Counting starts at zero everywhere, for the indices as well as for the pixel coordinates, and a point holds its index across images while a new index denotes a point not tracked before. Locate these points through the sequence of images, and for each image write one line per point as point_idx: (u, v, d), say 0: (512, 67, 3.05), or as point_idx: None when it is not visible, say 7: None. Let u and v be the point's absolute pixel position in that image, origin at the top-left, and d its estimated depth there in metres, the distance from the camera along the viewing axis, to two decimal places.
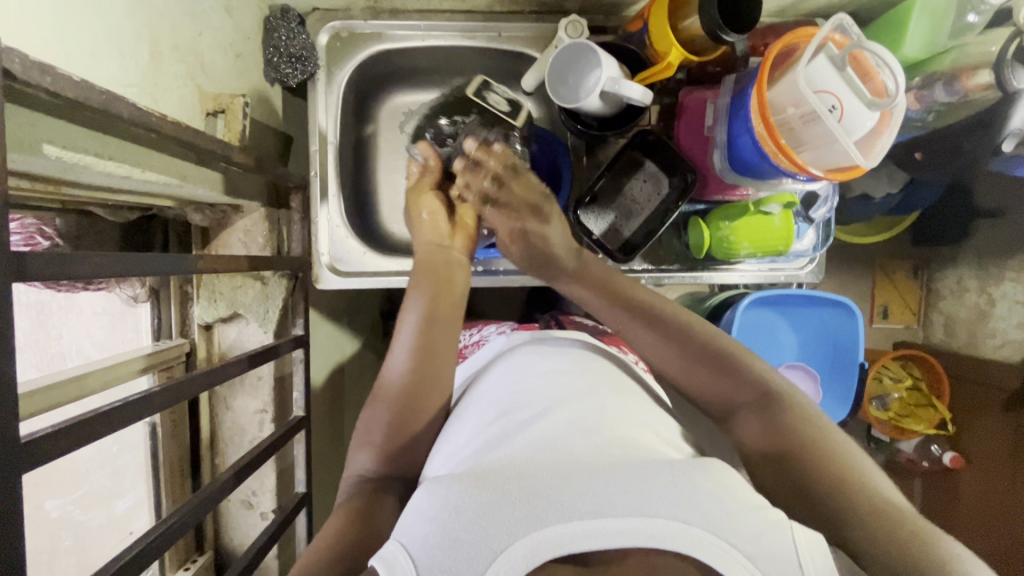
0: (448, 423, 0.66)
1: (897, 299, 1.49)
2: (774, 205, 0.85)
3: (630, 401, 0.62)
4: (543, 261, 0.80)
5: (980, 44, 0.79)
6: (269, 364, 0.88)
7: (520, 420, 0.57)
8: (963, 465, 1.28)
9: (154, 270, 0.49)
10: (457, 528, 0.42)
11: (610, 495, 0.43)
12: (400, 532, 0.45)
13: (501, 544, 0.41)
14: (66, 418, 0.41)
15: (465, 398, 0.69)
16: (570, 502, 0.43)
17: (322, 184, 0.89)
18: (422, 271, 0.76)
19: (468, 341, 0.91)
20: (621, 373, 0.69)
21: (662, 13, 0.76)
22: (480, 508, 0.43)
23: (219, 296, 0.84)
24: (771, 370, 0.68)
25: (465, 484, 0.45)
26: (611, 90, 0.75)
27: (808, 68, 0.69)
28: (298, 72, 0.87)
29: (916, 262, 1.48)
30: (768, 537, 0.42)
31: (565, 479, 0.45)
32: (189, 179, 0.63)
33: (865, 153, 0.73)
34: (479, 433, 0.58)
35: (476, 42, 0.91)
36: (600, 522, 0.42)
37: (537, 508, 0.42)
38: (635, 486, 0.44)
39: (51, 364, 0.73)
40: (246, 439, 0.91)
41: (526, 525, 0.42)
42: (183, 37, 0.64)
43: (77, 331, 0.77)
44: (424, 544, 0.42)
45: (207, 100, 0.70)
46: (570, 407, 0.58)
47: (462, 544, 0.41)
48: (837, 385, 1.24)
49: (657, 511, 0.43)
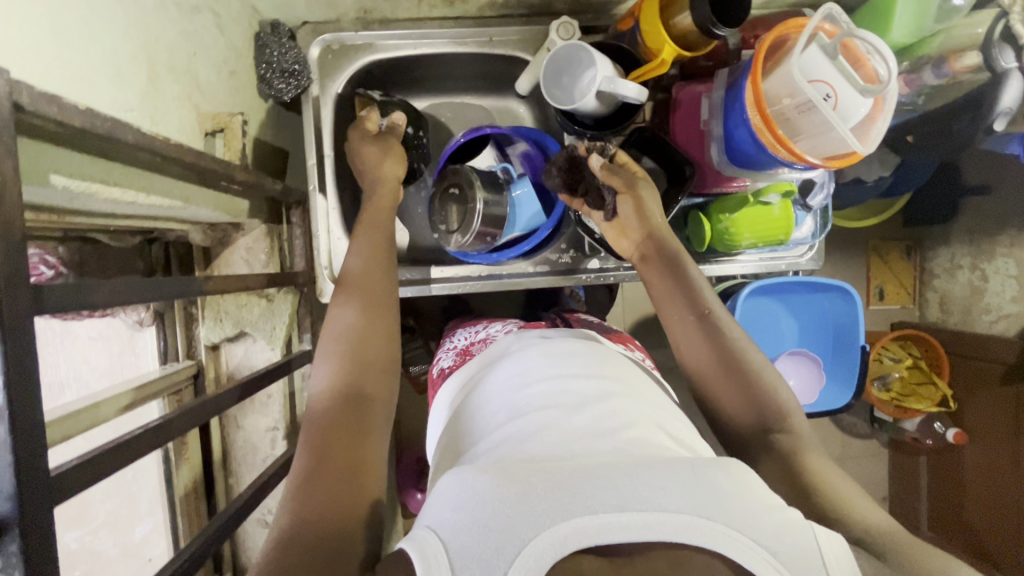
0: (459, 426, 0.66)
1: (891, 280, 1.52)
2: (773, 196, 0.87)
3: (643, 403, 0.62)
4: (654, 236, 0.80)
5: (968, 26, 0.79)
6: (279, 381, 0.87)
7: (536, 413, 0.58)
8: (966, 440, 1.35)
9: (167, 294, 0.50)
10: (484, 515, 0.42)
11: (633, 491, 0.44)
12: (425, 520, 0.45)
13: (529, 533, 0.41)
14: (85, 452, 0.40)
15: (475, 396, 0.68)
16: (593, 498, 0.43)
17: (320, 197, 0.88)
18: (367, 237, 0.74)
19: (475, 338, 0.89)
20: (635, 372, 0.70)
21: (653, 11, 0.76)
22: (508, 499, 0.43)
23: (224, 315, 0.84)
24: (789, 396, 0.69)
25: (490, 475, 0.45)
26: (607, 89, 0.75)
27: (800, 57, 0.70)
28: (291, 87, 0.87)
29: (909, 242, 1.52)
30: (792, 536, 0.43)
31: (589, 475, 0.45)
32: (191, 201, 0.63)
33: (860, 139, 0.74)
34: (493, 438, 0.59)
35: (467, 48, 0.91)
36: (625, 515, 0.42)
37: (562, 502, 0.43)
38: (660, 480, 0.45)
39: (51, 393, 0.68)
40: (258, 458, 0.90)
41: (552, 515, 0.42)
42: (178, 57, 0.63)
43: (75, 356, 0.72)
44: (452, 528, 0.42)
45: (205, 120, 0.69)
46: (587, 407, 0.58)
47: (491, 532, 0.41)
48: (839, 370, 1.32)
49: (683, 508, 0.43)
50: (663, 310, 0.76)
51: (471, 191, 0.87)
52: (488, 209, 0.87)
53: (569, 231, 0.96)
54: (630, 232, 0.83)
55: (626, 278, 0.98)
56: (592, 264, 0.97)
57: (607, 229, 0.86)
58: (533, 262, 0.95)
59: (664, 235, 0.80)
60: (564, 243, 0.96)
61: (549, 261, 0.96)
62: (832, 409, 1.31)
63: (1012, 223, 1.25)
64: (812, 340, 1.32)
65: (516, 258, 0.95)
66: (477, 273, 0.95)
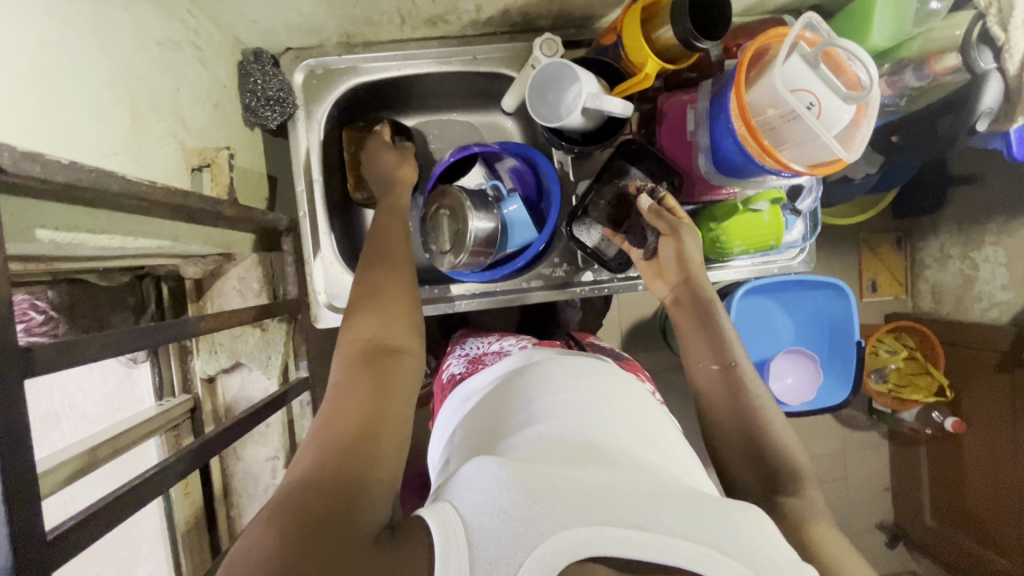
0: (473, 424, 0.69)
1: (883, 272, 1.54)
2: (763, 203, 0.86)
3: (660, 436, 0.65)
4: (693, 284, 0.83)
5: (946, 28, 0.79)
6: (277, 411, 0.86)
7: (560, 421, 0.61)
8: (964, 428, 1.36)
9: (160, 338, 0.50)
10: (508, 505, 0.44)
11: (654, 516, 0.46)
12: (448, 497, 0.47)
13: (547, 529, 0.43)
14: (88, 506, 0.40)
15: (494, 398, 0.71)
16: (616, 512, 0.46)
17: (312, 223, 0.88)
18: (370, 250, 0.70)
19: (488, 349, 0.90)
20: (644, 396, 0.73)
21: (634, 25, 0.76)
22: (532, 494, 0.45)
23: (219, 347, 0.83)
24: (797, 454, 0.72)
25: (516, 469, 0.47)
26: (592, 106, 0.75)
27: (782, 67, 0.71)
28: (277, 114, 0.87)
29: (900, 234, 1.54)
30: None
31: (615, 492, 0.48)
32: (181, 239, 0.62)
33: (846, 145, 0.74)
34: (513, 436, 0.61)
35: (452, 68, 0.92)
36: (644, 535, 0.44)
37: (583, 507, 0.45)
38: (681, 513, 0.47)
39: (46, 424, 0.67)
40: (260, 488, 0.89)
41: (573, 519, 0.44)
42: (161, 95, 0.62)
43: (69, 385, 0.70)
44: (475, 509, 0.44)
45: (191, 155, 0.68)
46: (610, 427, 0.61)
47: (513, 521, 0.43)
48: (836, 364, 1.34)
49: (703, 540, 0.45)
50: (686, 342, 0.81)
51: (462, 213, 0.85)
52: (482, 231, 0.85)
53: (561, 245, 0.96)
54: (666, 275, 0.85)
55: (621, 288, 0.98)
56: (586, 276, 0.98)
57: (643, 268, 0.88)
58: (527, 277, 0.96)
59: (701, 283, 0.83)
60: (557, 257, 0.97)
61: (542, 276, 0.97)
62: (829, 406, 1.33)
63: (999, 211, 1.27)
64: (807, 337, 1.35)
65: (512, 274, 0.95)
66: (471, 292, 0.96)
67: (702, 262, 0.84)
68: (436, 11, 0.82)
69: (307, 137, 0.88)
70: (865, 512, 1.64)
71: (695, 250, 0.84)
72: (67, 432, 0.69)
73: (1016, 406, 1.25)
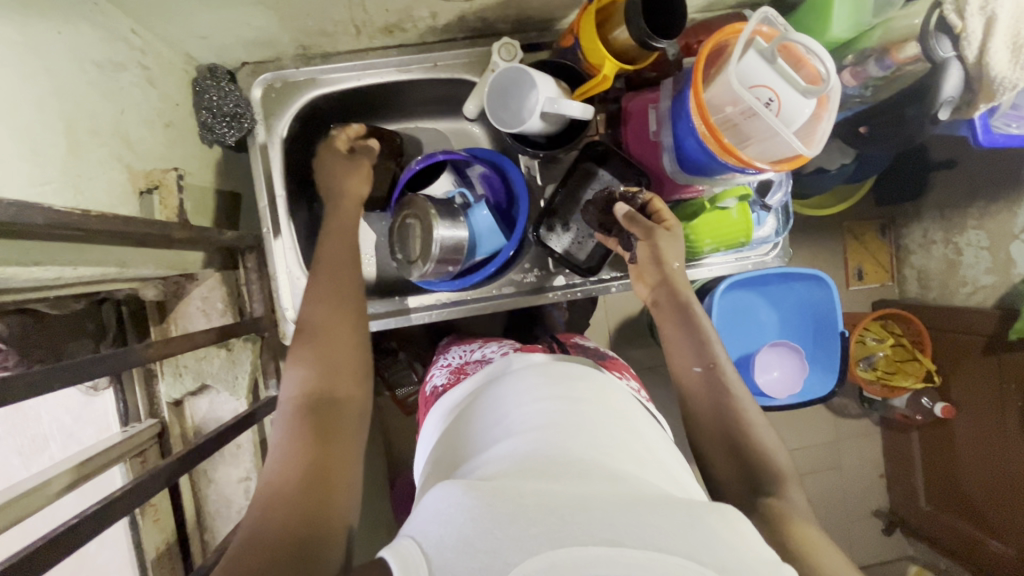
0: (453, 439, 0.68)
1: (869, 260, 1.54)
2: (728, 200, 0.85)
3: (638, 438, 0.64)
4: (672, 285, 0.82)
5: (905, 17, 0.79)
6: (247, 431, 0.85)
7: (531, 434, 0.60)
8: (954, 413, 1.36)
9: (99, 371, 0.50)
10: (473, 536, 0.44)
11: (626, 527, 0.46)
12: (415, 532, 0.48)
13: (514, 559, 0.43)
14: (18, 551, 0.42)
15: (474, 410, 0.70)
16: (586, 528, 0.45)
17: (276, 238, 0.86)
18: (319, 285, 0.69)
19: (470, 358, 0.89)
20: (624, 398, 0.72)
21: (590, 26, 0.75)
22: (498, 519, 0.45)
23: (184, 369, 0.82)
24: (781, 447, 0.73)
25: (479, 494, 0.47)
26: (551, 110, 0.75)
27: (739, 64, 0.70)
28: (235, 129, 0.85)
29: (883, 221, 1.54)
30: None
31: (585, 505, 0.47)
32: (129, 264, 0.61)
33: (807, 140, 0.73)
34: (489, 454, 0.61)
35: (413, 75, 0.90)
36: (615, 551, 0.44)
37: (552, 529, 0.45)
38: (653, 521, 0.46)
39: (34, 446, 0.77)
40: (233, 511, 0.87)
41: (540, 543, 0.44)
42: (103, 118, 0.61)
43: (53, 409, 0.77)
44: (438, 546, 0.45)
45: (138, 178, 0.67)
46: (585, 433, 0.60)
47: (478, 552, 0.44)
48: (821, 356, 1.34)
49: (675, 549, 0.45)
50: (668, 345, 0.81)
51: (426, 220, 0.83)
52: (449, 239, 0.84)
53: (532, 250, 0.95)
54: (647, 278, 0.84)
55: (595, 290, 0.96)
56: (558, 281, 0.96)
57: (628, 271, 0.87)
58: (499, 285, 0.95)
59: (679, 283, 0.82)
60: (527, 263, 0.95)
61: (513, 282, 0.95)
62: (815, 398, 1.32)
63: (982, 196, 1.31)
64: (791, 329, 1.35)
65: (481, 283, 0.94)
66: (442, 300, 0.95)
67: (680, 258, 0.83)
68: (391, 19, 0.81)
69: (268, 150, 0.87)
70: (860, 500, 1.63)
71: (673, 247, 0.82)
72: (53, 451, 0.77)
73: (1004, 390, 1.24)
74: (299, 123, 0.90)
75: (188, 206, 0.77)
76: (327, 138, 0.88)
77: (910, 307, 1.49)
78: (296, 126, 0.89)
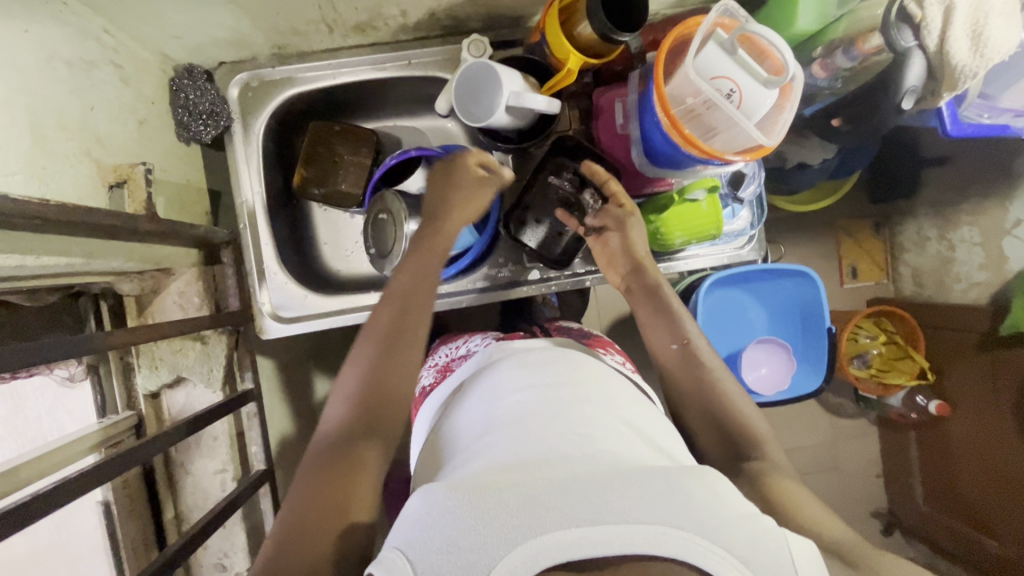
0: (442, 437, 0.69)
1: (864, 258, 1.53)
2: (698, 191, 0.85)
3: (628, 416, 0.65)
4: (641, 268, 0.84)
5: (868, 9, 0.80)
6: (222, 423, 0.86)
7: (514, 427, 0.60)
8: (950, 411, 1.35)
9: (54, 354, 0.51)
10: (456, 535, 0.44)
11: (605, 503, 0.45)
12: (396, 539, 0.47)
13: (499, 553, 0.43)
14: None
15: (461, 403, 0.71)
16: (569, 509, 0.45)
17: (251, 233, 0.89)
18: (410, 282, 0.75)
19: (455, 355, 0.89)
20: (614, 381, 0.72)
21: (555, 23, 0.76)
22: (478, 514, 0.45)
23: (160, 361, 0.83)
24: (760, 418, 0.75)
25: (458, 493, 0.47)
26: (516, 104, 0.76)
27: (698, 59, 0.71)
28: (211, 127, 0.87)
29: (878, 219, 1.52)
30: (763, 546, 0.44)
31: (564, 487, 0.47)
32: (96, 256, 0.63)
33: (770, 129, 0.74)
34: (472, 449, 0.61)
35: (387, 73, 0.92)
36: (596, 529, 0.43)
37: (534, 516, 0.44)
38: (633, 493, 0.46)
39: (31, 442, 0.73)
40: (208, 502, 0.88)
41: (523, 532, 0.43)
42: (71, 113, 0.63)
43: (54, 404, 0.77)
44: (423, 549, 0.44)
45: (105, 172, 0.68)
46: (567, 417, 0.60)
47: (460, 550, 0.43)
48: (810, 351, 1.34)
49: (653, 518, 0.44)
50: (643, 325, 0.83)
51: (397, 216, 0.85)
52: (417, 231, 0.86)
53: (505, 245, 0.96)
54: (617, 265, 0.87)
55: (569, 284, 0.98)
56: (532, 275, 0.97)
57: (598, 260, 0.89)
58: (473, 278, 0.96)
59: (648, 266, 0.84)
60: (501, 258, 0.97)
61: (487, 276, 0.97)
62: (804, 394, 1.31)
63: (974, 190, 1.29)
64: (779, 325, 1.35)
65: (451, 278, 0.95)
66: None
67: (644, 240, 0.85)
68: (362, 17, 0.82)
69: (246, 146, 0.88)
70: (858, 501, 1.61)
71: (637, 229, 0.85)
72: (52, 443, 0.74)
73: (1000, 385, 1.24)
74: (276, 120, 0.91)
75: (156, 199, 0.78)
76: (451, 159, 0.83)
77: (905, 305, 1.47)
78: (272, 123, 0.91)
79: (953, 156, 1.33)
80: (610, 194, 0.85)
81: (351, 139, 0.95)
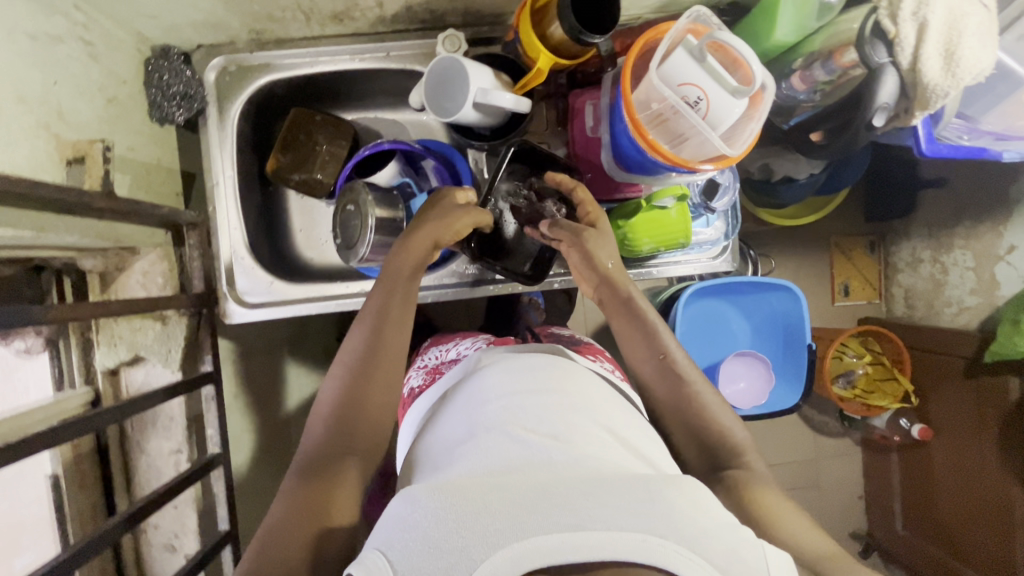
0: (425, 442, 0.67)
1: (856, 276, 1.52)
2: (666, 199, 0.85)
3: (610, 426, 0.64)
4: (612, 284, 0.81)
5: (845, 22, 0.78)
6: (177, 403, 0.88)
7: (499, 435, 0.59)
8: (932, 435, 1.33)
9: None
10: (438, 536, 0.42)
11: (587, 509, 0.43)
12: (377, 541, 0.45)
13: (480, 555, 0.41)
14: None
15: (445, 407, 0.70)
16: (553, 513, 0.43)
17: (218, 216, 0.89)
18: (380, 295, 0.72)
19: (445, 358, 0.88)
20: (598, 390, 0.71)
21: (526, 22, 0.76)
22: (458, 515, 0.43)
23: (118, 339, 0.85)
24: (739, 428, 0.74)
25: (438, 495, 0.45)
26: (483, 101, 0.75)
27: (665, 65, 0.70)
28: (184, 109, 0.88)
29: (872, 237, 1.51)
30: (741, 555, 0.43)
31: (547, 492, 0.45)
32: (47, 230, 0.64)
33: (737, 137, 0.73)
34: (454, 456, 0.59)
35: (366, 63, 0.92)
36: (580, 535, 0.41)
37: (514, 518, 0.42)
38: (611, 501, 0.44)
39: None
40: (160, 481, 0.89)
41: (506, 535, 0.41)
42: (31, 88, 0.63)
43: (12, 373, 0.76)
44: (402, 549, 0.42)
45: (64, 147, 0.69)
46: (548, 428, 0.59)
47: (442, 551, 0.41)
48: (789, 368, 1.32)
49: (637, 525, 0.42)
50: (621, 338, 0.81)
51: (363, 208, 0.83)
52: (382, 223, 0.84)
53: None
54: (588, 281, 0.83)
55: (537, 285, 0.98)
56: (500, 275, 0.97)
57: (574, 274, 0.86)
58: (442, 274, 0.96)
59: (618, 280, 0.81)
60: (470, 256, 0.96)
61: (455, 273, 0.96)
62: (778, 410, 1.30)
63: (967, 214, 1.27)
64: (762, 340, 1.33)
65: None
66: None
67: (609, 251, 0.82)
68: (338, 7, 0.82)
69: (219, 129, 0.89)
70: (836, 520, 1.59)
71: (602, 240, 0.81)
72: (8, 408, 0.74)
73: (985, 412, 1.22)
74: (253, 106, 0.91)
75: (117, 177, 0.78)
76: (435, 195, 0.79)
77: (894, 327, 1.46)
78: (248, 108, 0.91)
79: (951, 178, 1.31)
80: (577, 203, 0.84)
81: (332, 129, 0.95)
